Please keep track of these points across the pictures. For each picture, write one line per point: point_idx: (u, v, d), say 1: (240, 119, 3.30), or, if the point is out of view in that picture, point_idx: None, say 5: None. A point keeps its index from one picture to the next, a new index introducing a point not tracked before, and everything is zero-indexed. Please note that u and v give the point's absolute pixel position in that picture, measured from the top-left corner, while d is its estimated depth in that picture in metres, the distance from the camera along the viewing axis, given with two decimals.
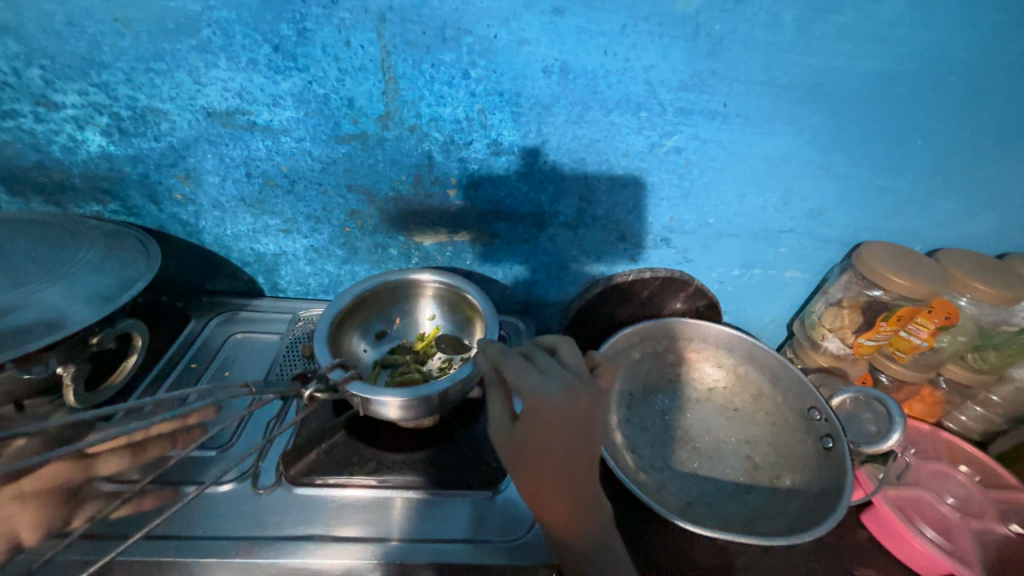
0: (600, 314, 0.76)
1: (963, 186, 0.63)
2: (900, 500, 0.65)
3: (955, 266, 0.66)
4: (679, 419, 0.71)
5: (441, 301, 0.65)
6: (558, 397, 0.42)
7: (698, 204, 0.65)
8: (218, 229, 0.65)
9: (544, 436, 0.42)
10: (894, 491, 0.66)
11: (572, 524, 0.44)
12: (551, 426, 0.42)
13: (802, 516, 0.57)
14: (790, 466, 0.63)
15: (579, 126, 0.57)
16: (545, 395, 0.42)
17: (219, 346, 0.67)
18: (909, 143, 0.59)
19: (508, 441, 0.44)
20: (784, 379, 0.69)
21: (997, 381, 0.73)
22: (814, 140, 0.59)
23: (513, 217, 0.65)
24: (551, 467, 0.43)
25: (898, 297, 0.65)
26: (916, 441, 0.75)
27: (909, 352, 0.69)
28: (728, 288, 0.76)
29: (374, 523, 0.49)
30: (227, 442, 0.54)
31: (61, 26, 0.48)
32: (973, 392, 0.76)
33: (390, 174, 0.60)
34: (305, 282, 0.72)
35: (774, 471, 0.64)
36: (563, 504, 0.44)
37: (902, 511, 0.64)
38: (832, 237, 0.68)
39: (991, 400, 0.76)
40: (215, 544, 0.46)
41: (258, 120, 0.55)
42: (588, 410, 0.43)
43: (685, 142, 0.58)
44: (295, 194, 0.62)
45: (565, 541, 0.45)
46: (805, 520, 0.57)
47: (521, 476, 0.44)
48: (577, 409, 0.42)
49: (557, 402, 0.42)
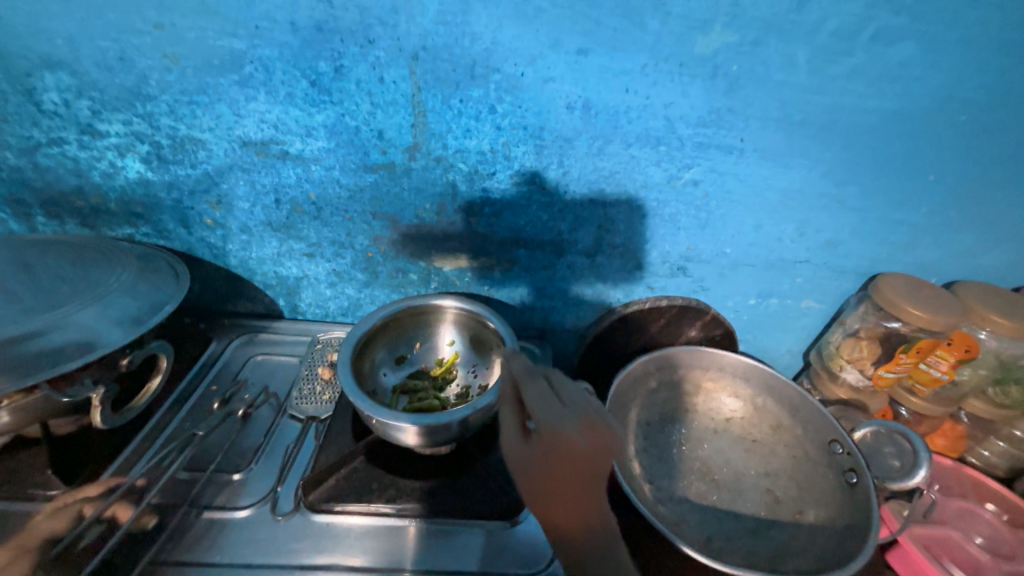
0: (615, 342, 0.76)
1: (977, 220, 0.64)
2: (927, 538, 0.63)
3: (973, 299, 0.66)
4: (696, 449, 0.70)
5: (460, 327, 0.66)
6: (573, 426, 0.44)
7: (715, 234, 0.66)
8: (244, 252, 0.66)
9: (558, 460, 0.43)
10: (920, 530, 0.64)
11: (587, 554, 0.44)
12: (565, 452, 0.43)
13: (828, 554, 0.56)
14: (813, 502, 0.62)
15: (600, 158, 0.58)
16: (562, 423, 0.44)
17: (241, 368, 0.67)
18: (922, 178, 0.61)
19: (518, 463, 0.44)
20: (804, 411, 0.68)
21: (1021, 416, 0.72)
22: (829, 173, 0.60)
23: (532, 244, 0.66)
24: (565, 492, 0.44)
25: (916, 329, 0.65)
26: (938, 476, 0.73)
27: (929, 385, 0.69)
28: (744, 317, 0.76)
29: (390, 553, 0.48)
30: (246, 467, 0.54)
31: (113, 62, 0.51)
32: (995, 427, 0.75)
33: (415, 202, 0.62)
34: (325, 305, 0.73)
35: (797, 506, 0.63)
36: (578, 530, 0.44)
37: (929, 550, 0.62)
38: (848, 268, 0.69)
39: (1015, 435, 0.74)
40: (232, 573, 0.45)
41: (290, 149, 0.57)
42: (605, 438, 0.44)
43: (702, 175, 0.60)
44: (321, 219, 0.63)
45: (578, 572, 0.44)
46: (830, 558, 0.55)
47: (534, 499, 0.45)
48: (592, 439, 0.44)
49: (573, 429, 0.43)
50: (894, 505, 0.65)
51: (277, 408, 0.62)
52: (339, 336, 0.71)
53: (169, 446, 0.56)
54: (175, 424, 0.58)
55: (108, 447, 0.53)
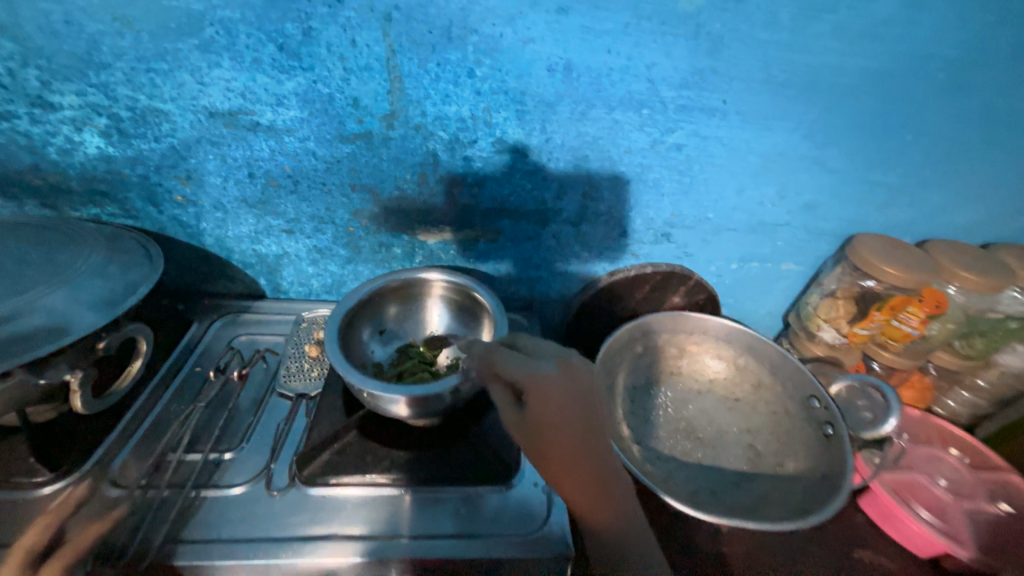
0: (601, 310, 0.76)
1: (950, 179, 0.66)
2: (895, 483, 0.67)
3: (945, 257, 0.68)
4: (681, 410, 0.73)
5: (447, 300, 0.66)
6: (553, 374, 0.48)
7: (698, 199, 0.66)
8: (220, 230, 0.64)
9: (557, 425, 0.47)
10: (889, 476, 0.68)
11: (604, 516, 0.47)
12: (552, 400, 0.47)
13: (805, 500, 0.59)
14: (792, 454, 0.65)
15: (583, 123, 0.57)
16: (541, 375, 0.47)
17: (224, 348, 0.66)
18: (900, 138, 0.61)
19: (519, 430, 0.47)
20: (784, 370, 0.71)
21: (983, 366, 0.76)
22: (810, 135, 0.60)
23: (517, 214, 0.65)
24: (571, 460, 0.46)
25: (890, 287, 0.68)
26: (907, 426, 0.77)
27: (900, 340, 0.72)
28: (727, 281, 0.77)
29: (387, 521, 0.49)
30: (238, 445, 0.54)
31: (59, 26, 0.47)
32: (959, 377, 0.79)
33: (396, 173, 0.60)
34: (308, 283, 0.72)
35: (776, 458, 0.66)
36: (602, 498, 0.47)
37: (897, 493, 0.66)
38: (827, 229, 0.70)
39: (977, 384, 0.79)
40: (230, 547, 0.45)
41: (261, 119, 0.54)
42: (583, 381, 0.49)
43: (686, 139, 0.60)
44: (299, 194, 0.61)
45: (606, 532, 0.47)
46: (808, 504, 0.59)
47: (554, 478, 0.47)
48: (571, 384, 0.48)
49: (553, 378, 0.47)
50: (865, 454, 0.68)
51: (265, 387, 0.61)
52: (325, 314, 0.71)
53: (156, 430, 0.55)
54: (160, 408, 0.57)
55: (91, 433, 0.52)
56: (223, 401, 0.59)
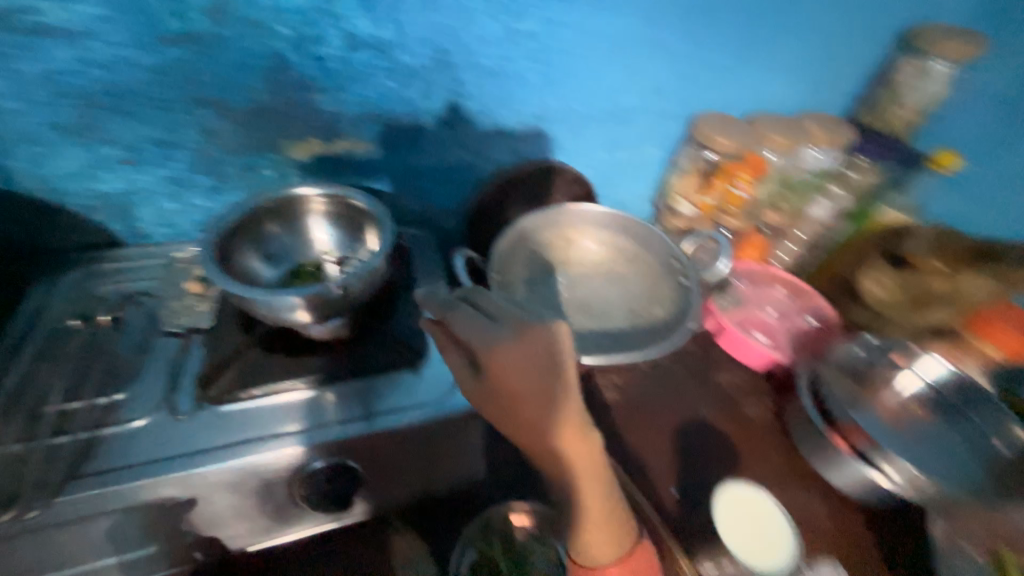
0: (492, 213, 0.81)
1: (759, 53, 0.77)
2: (739, 318, 0.81)
3: (763, 124, 0.81)
4: (573, 289, 0.82)
5: (332, 216, 0.64)
6: (509, 342, 0.45)
7: (560, 89, 0.70)
8: (41, 168, 0.57)
9: (468, 376, 0.49)
10: (734, 312, 0.82)
11: (581, 480, 0.47)
12: (501, 368, 0.45)
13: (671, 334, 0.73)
14: (660, 303, 0.78)
15: (433, 12, 0.57)
16: (494, 341, 0.45)
17: (91, 296, 0.59)
18: (714, 15, 0.70)
19: (472, 393, 0.49)
20: (649, 240, 0.83)
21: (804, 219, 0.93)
22: (642, 17, 0.66)
23: (388, 119, 0.64)
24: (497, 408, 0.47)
25: (724, 156, 0.80)
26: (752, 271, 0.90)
27: (737, 204, 0.84)
28: (601, 171, 0.85)
29: (304, 415, 0.51)
30: (130, 384, 0.52)
31: None
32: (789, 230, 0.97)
33: (241, 79, 0.56)
34: (173, 221, 0.66)
35: (650, 310, 0.78)
36: (512, 426, 0.47)
37: (740, 325, 0.80)
38: (674, 110, 0.80)
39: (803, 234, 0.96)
40: (141, 470, 0.45)
41: (49, 20, 0.47)
42: (543, 344, 0.45)
43: (536, 25, 0.62)
44: (129, 113, 0.55)
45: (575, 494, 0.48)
46: (672, 337, 0.72)
47: (484, 413, 0.50)
48: (529, 349, 0.44)
49: (507, 346, 0.45)
50: (716, 298, 0.82)
51: (150, 326, 0.57)
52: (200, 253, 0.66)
53: (22, 389, 0.51)
54: (23, 365, 0.52)
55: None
56: (101, 347, 0.55)
